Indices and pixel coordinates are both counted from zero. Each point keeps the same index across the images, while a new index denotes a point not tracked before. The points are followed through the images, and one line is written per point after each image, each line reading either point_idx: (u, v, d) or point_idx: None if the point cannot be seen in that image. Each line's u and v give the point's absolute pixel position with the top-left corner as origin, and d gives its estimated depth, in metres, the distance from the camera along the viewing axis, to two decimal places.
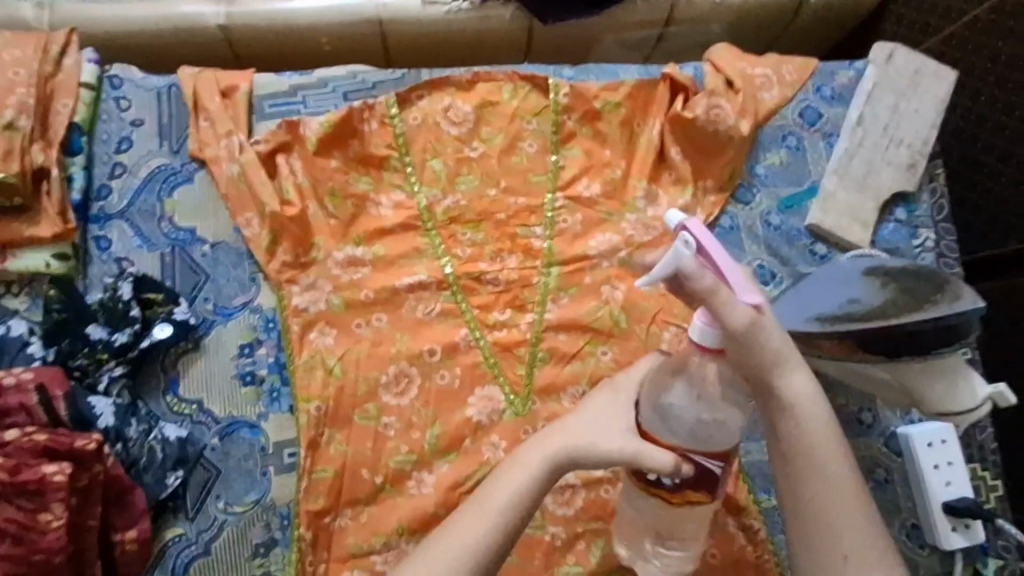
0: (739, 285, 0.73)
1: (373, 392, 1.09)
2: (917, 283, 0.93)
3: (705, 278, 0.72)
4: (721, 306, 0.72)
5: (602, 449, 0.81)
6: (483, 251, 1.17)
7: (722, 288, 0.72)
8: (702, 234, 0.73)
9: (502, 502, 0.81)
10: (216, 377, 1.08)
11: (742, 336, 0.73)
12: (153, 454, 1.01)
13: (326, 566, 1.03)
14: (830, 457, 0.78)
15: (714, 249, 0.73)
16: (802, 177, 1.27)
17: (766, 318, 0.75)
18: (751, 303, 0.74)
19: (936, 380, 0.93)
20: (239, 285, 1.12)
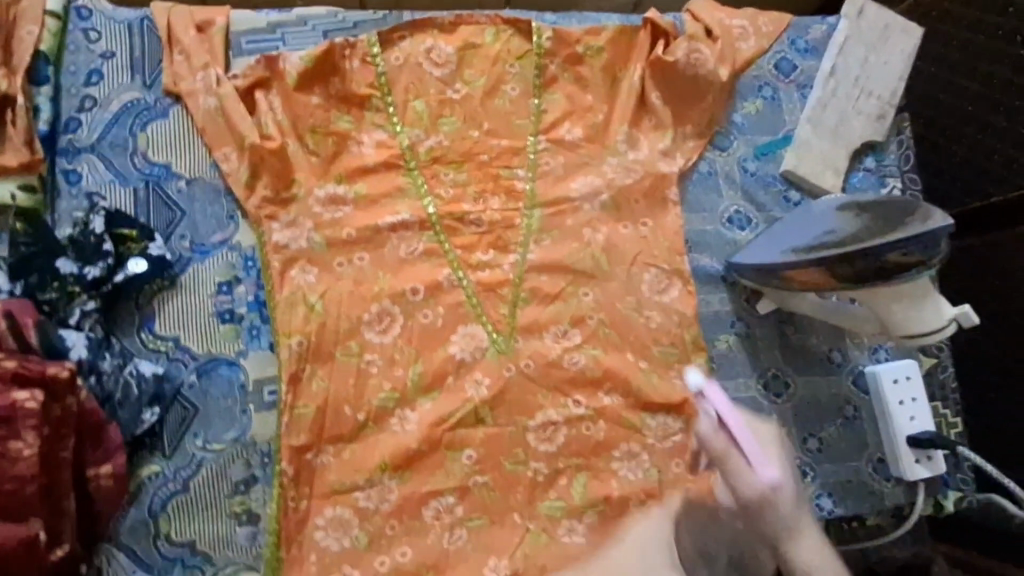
0: (756, 458, 0.78)
1: (355, 330, 1.08)
2: (890, 209, 0.97)
3: (722, 448, 0.80)
4: (732, 475, 0.79)
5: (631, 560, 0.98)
6: (465, 191, 1.17)
7: (735, 457, 0.79)
8: (722, 405, 0.81)
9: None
10: (193, 315, 1.05)
11: (752, 509, 0.78)
12: (128, 389, 0.99)
13: (308, 502, 1.02)
14: None
15: (733, 423, 0.81)
16: (777, 126, 1.30)
17: (784, 494, 0.77)
18: (765, 479, 0.77)
19: (901, 302, 0.96)
20: (216, 221, 1.09)
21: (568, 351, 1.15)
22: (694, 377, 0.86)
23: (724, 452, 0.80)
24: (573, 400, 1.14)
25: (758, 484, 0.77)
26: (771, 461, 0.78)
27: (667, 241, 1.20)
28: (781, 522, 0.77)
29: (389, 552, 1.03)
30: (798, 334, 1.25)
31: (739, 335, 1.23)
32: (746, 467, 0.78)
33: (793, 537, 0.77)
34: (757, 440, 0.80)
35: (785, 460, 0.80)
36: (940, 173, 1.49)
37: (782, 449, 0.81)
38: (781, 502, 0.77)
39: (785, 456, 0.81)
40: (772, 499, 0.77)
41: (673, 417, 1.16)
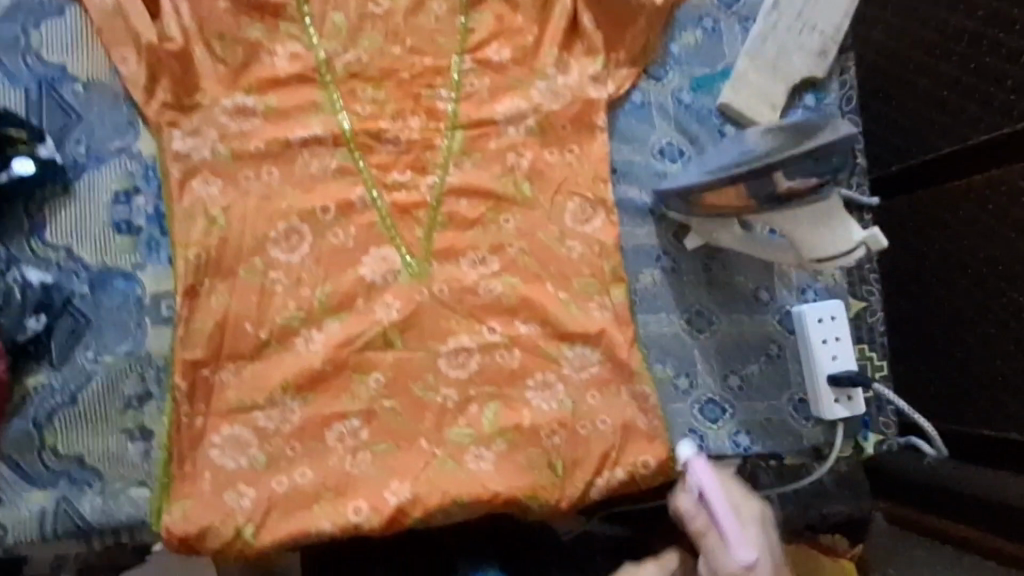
0: (733, 541, 1.04)
1: (260, 247, 1.04)
2: (804, 126, 0.96)
3: (700, 525, 1.09)
4: (710, 548, 1.07)
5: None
6: (384, 109, 1.12)
7: (712, 535, 1.07)
8: (703, 480, 1.09)
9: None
10: (87, 224, 1.00)
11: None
12: (12, 295, 0.95)
13: (204, 420, 0.99)
14: None
15: (711, 494, 1.08)
16: (716, 58, 1.27)
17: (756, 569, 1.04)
18: (739, 559, 1.04)
19: (809, 223, 0.97)
20: (114, 128, 1.03)
21: (484, 278, 1.12)
22: (685, 452, 1.11)
23: (702, 528, 1.09)
24: (488, 327, 1.11)
25: (733, 562, 1.04)
26: (745, 542, 1.05)
27: (592, 169, 1.17)
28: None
29: (288, 473, 1.01)
30: (723, 271, 1.23)
31: (665, 269, 1.20)
32: (723, 546, 1.06)
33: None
34: (734, 519, 1.06)
35: (761, 536, 1.06)
36: (894, 126, 1.44)
37: (762, 531, 1.08)
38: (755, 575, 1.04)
39: (766, 537, 1.08)
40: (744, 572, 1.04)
41: (590, 348, 1.14)
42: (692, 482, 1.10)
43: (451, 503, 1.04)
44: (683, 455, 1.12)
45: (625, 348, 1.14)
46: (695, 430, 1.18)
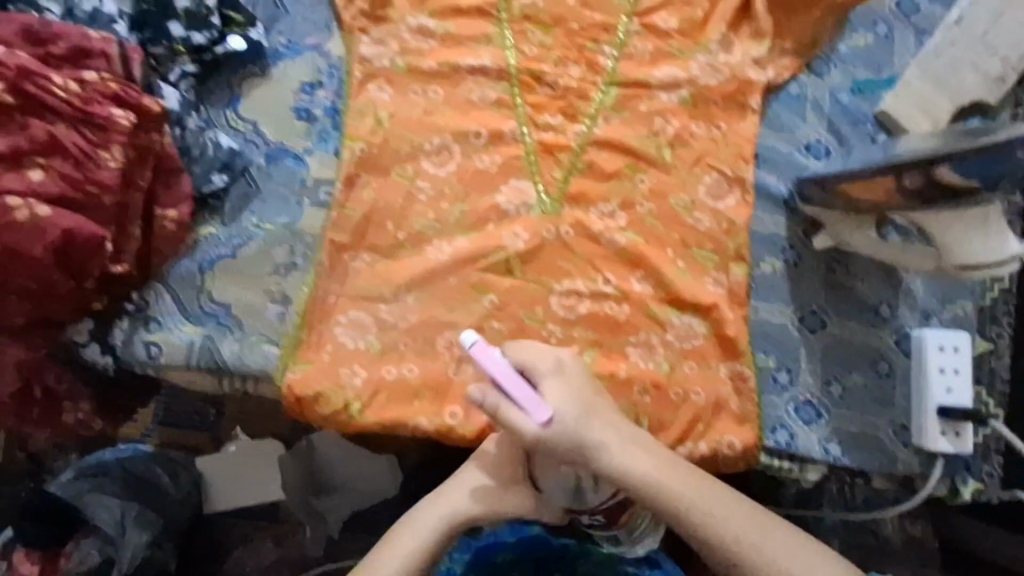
0: (529, 404, 0.91)
1: (414, 155, 1.12)
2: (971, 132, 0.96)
3: (495, 402, 0.92)
4: (512, 423, 0.92)
5: (495, 511, 1.00)
6: (549, 54, 1.18)
7: (508, 407, 0.92)
8: (488, 359, 0.92)
9: (407, 555, 0.94)
10: (275, 106, 1.12)
11: (535, 445, 0.92)
12: (205, 149, 1.06)
13: (336, 298, 1.08)
14: (673, 483, 0.91)
15: (495, 366, 0.92)
16: (882, 66, 1.25)
17: (561, 428, 0.91)
18: (538, 420, 0.91)
19: (962, 229, 0.96)
20: (313, 26, 1.14)
21: (610, 230, 1.15)
22: (466, 338, 0.92)
23: (497, 404, 0.92)
24: (603, 278, 1.14)
25: (532, 426, 0.91)
26: (539, 401, 0.92)
27: (735, 147, 1.19)
28: (568, 443, 0.91)
29: (397, 365, 1.07)
30: (848, 278, 1.20)
31: (788, 262, 1.19)
32: (523, 413, 0.92)
33: (587, 453, 0.92)
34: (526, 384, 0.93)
35: (568, 394, 0.93)
36: None
37: (555, 384, 0.94)
38: (557, 431, 0.91)
39: (565, 387, 0.94)
40: (553, 433, 0.91)
41: (698, 319, 1.15)
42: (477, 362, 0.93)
43: None
44: (465, 342, 0.93)
45: (732, 326, 1.15)
46: (785, 426, 1.15)
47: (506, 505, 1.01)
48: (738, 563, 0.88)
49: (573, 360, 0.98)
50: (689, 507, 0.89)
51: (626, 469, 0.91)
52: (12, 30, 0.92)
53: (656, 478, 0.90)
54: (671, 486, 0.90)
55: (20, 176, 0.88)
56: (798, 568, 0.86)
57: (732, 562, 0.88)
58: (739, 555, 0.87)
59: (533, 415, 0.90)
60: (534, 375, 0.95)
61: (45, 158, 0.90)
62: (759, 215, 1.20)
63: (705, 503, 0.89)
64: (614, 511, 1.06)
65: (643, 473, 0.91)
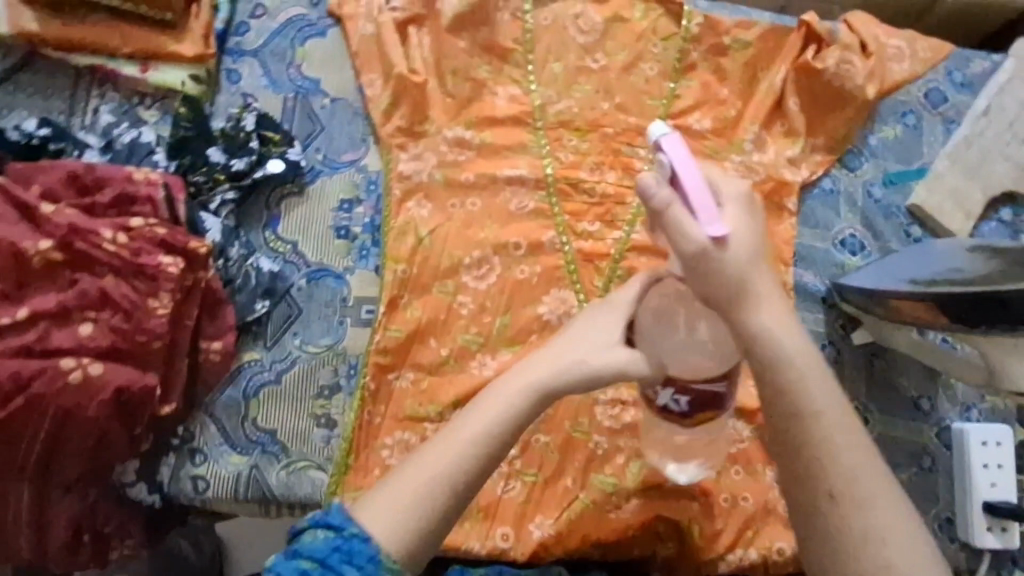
0: (705, 213, 0.70)
1: (454, 270, 1.12)
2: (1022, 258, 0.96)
3: (664, 204, 0.71)
4: (675, 228, 0.71)
5: (591, 366, 0.79)
6: (585, 160, 1.18)
7: (677, 212, 0.71)
8: (678, 159, 0.69)
9: (473, 439, 0.78)
10: (315, 224, 1.11)
11: (691, 263, 0.73)
12: (248, 278, 1.06)
13: (382, 420, 1.06)
14: (817, 384, 0.77)
15: (685, 171, 0.69)
16: (913, 156, 1.26)
17: (727, 251, 0.73)
18: (710, 235, 0.71)
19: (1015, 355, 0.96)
20: (350, 141, 1.14)
21: None
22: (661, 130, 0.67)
23: (666, 208, 0.71)
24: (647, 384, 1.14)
25: (701, 240, 0.71)
26: (717, 214, 0.72)
27: (774, 248, 1.19)
28: (732, 280, 0.74)
29: None
30: (888, 372, 1.21)
31: (829, 359, 1.20)
32: (692, 222, 0.71)
33: (743, 303, 0.76)
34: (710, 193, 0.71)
35: (741, 219, 0.75)
36: None
37: (739, 211, 0.75)
38: (726, 255, 0.73)
39: (745, 215, 0.75)
40: (715, 253, 0.72)
41: (743, 423, 1.15)
42: (661, 160, 0.70)
43: (589, 546, 1.07)
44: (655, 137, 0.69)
45: None
46: None
47: (596, 361, 0.79)
48: (833, 494, 0.75)
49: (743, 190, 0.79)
50: (814, 415, 0.77)
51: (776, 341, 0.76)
52: (59, 177, 0.94)
53: (805, 371, 0.77)
54: (809, 386, 0.77)
55: (70, 331, 0.89)
56: (889, 538, 0.74)
57: (827, 489, 0.76)
58: (836, 479, 0.75)
59: (708, 227, 0.70)
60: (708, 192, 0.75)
61: (95, 311, 0.90)
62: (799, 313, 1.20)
63: (834, 419, 0.77)
64: (705, 400, 0.78)
65: (791, 353, 0.77)
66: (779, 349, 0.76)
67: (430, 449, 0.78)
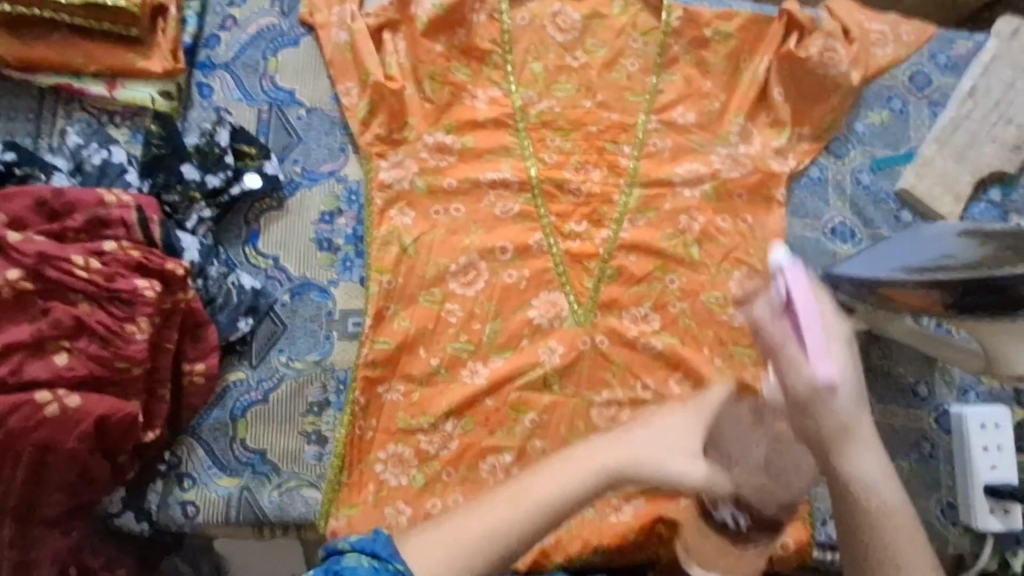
0: (815, 352, 0.69)
1: (440, 278, 1.10)
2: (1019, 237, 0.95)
3: (778, 337, 0.70)
4: (784, 363, 0.70)
5: (666, 469, 0.70)
6: (569, 159, 1.16)
7: (790, 345, 0.70)
8: (797, 290, 0.71)
9: (535, 506, 0.68)
10: (296, 237, 1.09)
11: (796, 399, 0.70)
12: (229, 296, 1.03)
13: (373, 434, 1.05)
14: (904, 541, 0.71)
15: (803, 304, 0.70)
16: (900, 141, 1.25)
17: (838, 393, 0.69)
18: (820, 376, 0.68)
19: (1012, 339, 0.95)
20: (328, 152, 1.12)
21: (645, 335, 1.13)
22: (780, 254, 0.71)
23: (778, 341, 0.70)
24: (642, 384, 1.12)
25: (809, 381, 0.68)
26: (829, 356, 0.69)
27: (765, 241, 1.17)
28: (836, 421, 0.70)
29: (442, 497, 1.03)
30: (884, 359, 1.20)
31: None
32: (802, 359, 0.69)
33: (839, 446, 0.71)
34: (828, 333, 0.70)
35: (858, 362, 0.71)
36: None
37: (851, 353, 0.71)
38: (835, 400, 0.69)
39: (860, 359, 0.71)
40: (824, 396, 0.69)
41: None
42: (778, 288, 0.72)
43: (591, 551, 1.05)
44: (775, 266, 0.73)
45: None
46: None
47: (672, 463, 0.71)
48: None
49: None
50: None
51: (872, 499, 0.71)
52: (25, 203, 0.91)
53: (893, 524, 0.71)
54: (893, 540, 0.71)
55: (45, 362, 0.87)
56: None
57: None
58: None
59: (817, 367, 0.68)
60: None
61: (70, 340, 0.88)
62: None
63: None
64: (759, 521, 0.93)
65: (882, 503, 0.72)
66: (869, 498, 0.71)
67: (482, 505, 0.69)
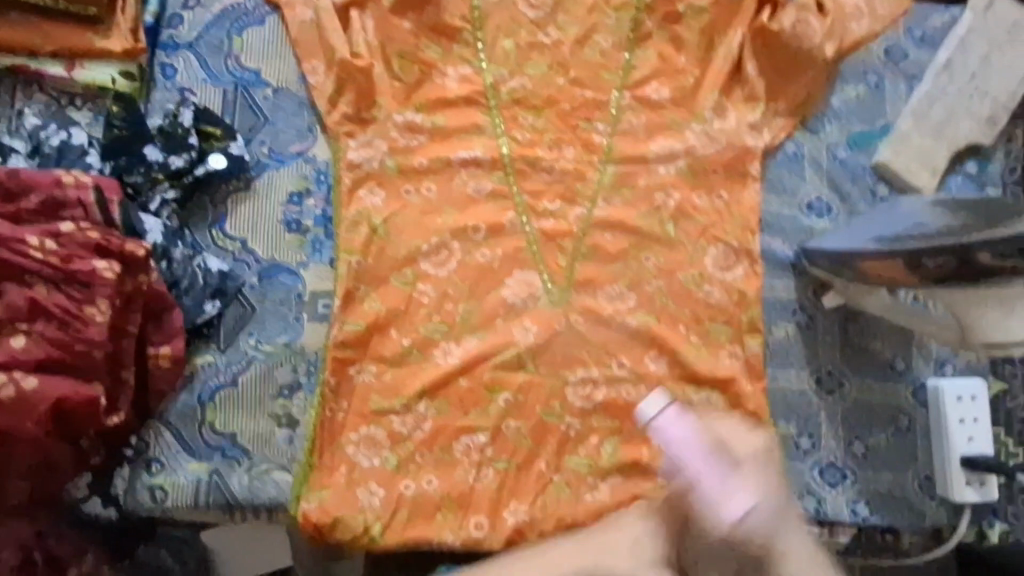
0: (722, 488, 0.71)
1: (412, 258, 1.08)
2: (995, 206, 0.93)
3: (682, 486, 0.73)
4: (696, 512, 0.72)
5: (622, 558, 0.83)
6: (542, 138, 1.15)
7: (695, 494, 0.72)
8: (676, 438, 0.74)
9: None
10: (264, 220, 1.07)
11: (719, 543, 0.72)
12: (194, 278, 1.02)
13: (345, 416, 1.04)
14: None
15: (688, 454, 0.73)
16: (876, 115, 1.24)
17: (751, 523, 0.72)
18: (730, 515, 0.71)
19: (987, 307, 0.94)
20: (296, 132, 1.10)
21: (620, 313, 1.12)
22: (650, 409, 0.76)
23: (683, 488, 0.73)
24: (618, 362, 1.11)
25: (724, 523, 0.71)
26: (736, 490, 0.72)
27: (741, 217, 1.16)
28: (756, 547, 0.73)
29: (416, 478, 1.03)
30: (861, 335, 1.19)
31: (800, 325, 1.18)
32: (710, 500, 0.72)
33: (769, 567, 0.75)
34: (724, 467, 0.72)
35: (765, 482, 0.73)
36: None
37: (759, 474, 0.73)
38: (750, 530, 0.72)
39: (766, 475, 0.73)
40: (741, 531, 0.71)
41: (718, 395, 1.12)
42: (660, 438, 0.76)
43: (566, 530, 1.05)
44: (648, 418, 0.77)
45: (754, 401, 1.12)
46: (813, 493, 1.14)
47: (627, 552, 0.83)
48: None
49: (774, 442, 0.77)
50: None
51: None
52: None
53: None
54: None
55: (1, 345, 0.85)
56: None
57: None
58: None
59: (725, 509, 0.71)
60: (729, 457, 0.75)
61: (27, 323, 0.86)
62: (767, 280, 1.18)
63: None
64: None
65: None
66: None
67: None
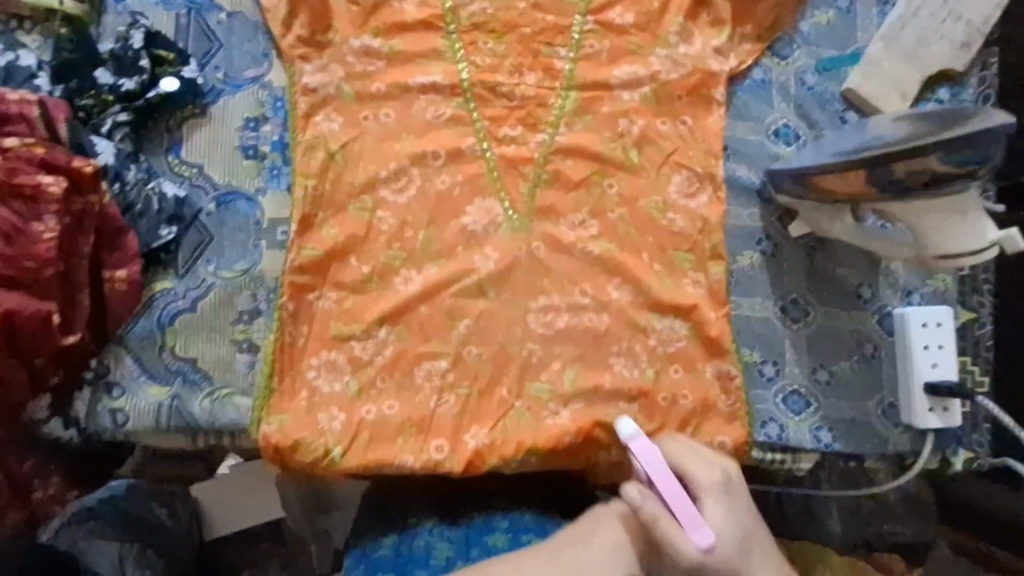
0: (689, 522, 0.80)
1: (371, 185, 1.07)
2: (946, 112, 0.94)
3: (652, 514, 0.81)
4: (665, 537, 0.80)
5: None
6: (502, 63, 1.13)
7: (665, 520, 0.81)
8: (647, 460, 0.84)
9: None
10: (222, 146, 1.07)
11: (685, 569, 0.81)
12: (149, 203, 1.02)
13: (305, 342, 1.04)
14: None
15: (660, 477, 0.83)
16: (846, 41, 1.22)
17: (715, 557, 0.81)
18: (696, 541, 0.80)
19: (940, 215, 0.96)
20: (251, 57, 1.10)
21: (582, 241, 1.11)
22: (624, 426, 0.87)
23: (653, 515, 0.81)
24: (580, 290, 1.10)
25: (693, 547, 0.80)
26: (702, 525, 0.81)
27: (704, 143, 1.15)
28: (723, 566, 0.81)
29: (376, 403, 1.03)
30: (828, 263, 1.19)
31: (765, 254, 1.17)
32: (679, 528, 0.81)
33: None
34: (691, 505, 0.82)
35: (727, 512, 0.84)
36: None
37: (722, 501, 0.84)
38: (715, 559, 0.81)
39: (730, 514, 0.84)
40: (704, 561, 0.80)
41: (680, 322, 1.11)
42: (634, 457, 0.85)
43: (526, 453, 1.04)
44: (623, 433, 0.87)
45: (715, 326, 1.11)
46: (775, 419, 1.13)
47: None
48: None
49: (738, 472, 0.87)
50: None
51: None
52: None
53: None
54: None
55: None
56: None
57: None
58: None
59: (694, 534, 0.80)
60: (695, 486, 0.85)
61: None
62: (732, 207, 1.17)
63: None
64: None
65: None
66: None
67: None
